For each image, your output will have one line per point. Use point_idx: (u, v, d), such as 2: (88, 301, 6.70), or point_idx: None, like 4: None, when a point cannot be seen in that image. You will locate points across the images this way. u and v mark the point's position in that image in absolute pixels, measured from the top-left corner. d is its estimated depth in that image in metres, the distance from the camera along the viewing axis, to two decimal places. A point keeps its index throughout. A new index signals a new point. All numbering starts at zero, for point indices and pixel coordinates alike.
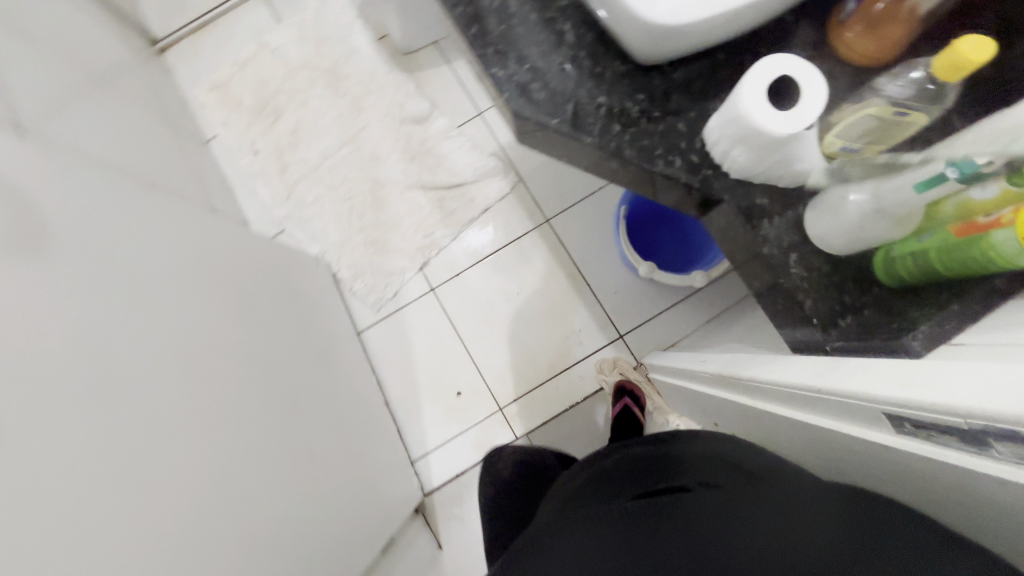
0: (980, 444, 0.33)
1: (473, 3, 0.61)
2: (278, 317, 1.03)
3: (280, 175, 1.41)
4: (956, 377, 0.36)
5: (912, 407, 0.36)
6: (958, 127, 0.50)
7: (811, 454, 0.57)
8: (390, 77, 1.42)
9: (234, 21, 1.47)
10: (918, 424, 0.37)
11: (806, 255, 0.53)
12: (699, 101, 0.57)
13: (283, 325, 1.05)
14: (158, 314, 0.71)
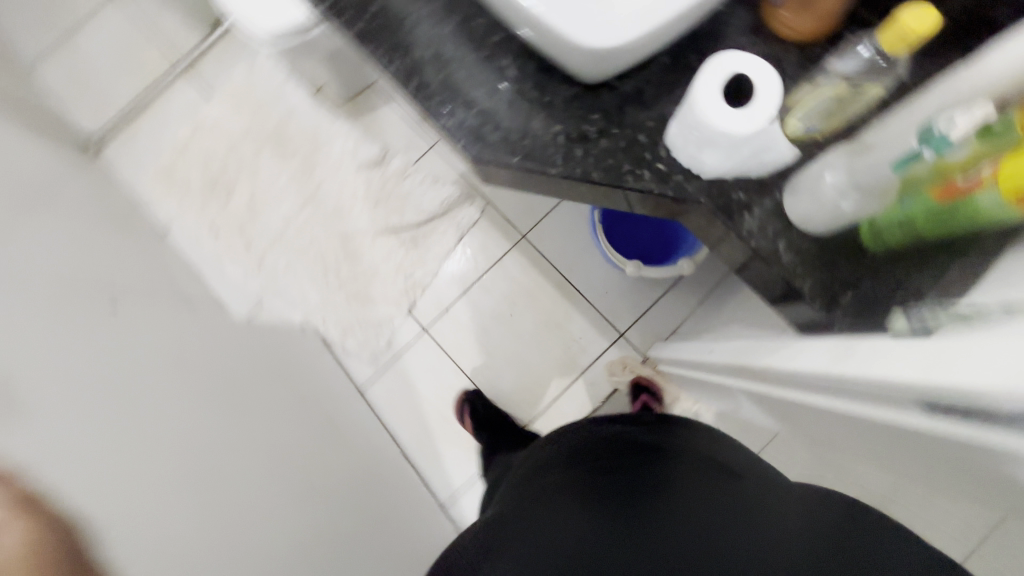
0: (1009, 421, 0.32)
1: (407, 57, 0.60)
2: (262, 387, 1.10)
3: (250, 250, 1.40)
4: (979, 354, 0.35)
5: (941, 389, 0.36)
6: (914, 84, 0.50)
7: (839, 431, 0.57)
8: (334, 128, 1.41)
9: (165, 106, 1.47)
10: (944, 406, 0.37)
11: (793, 239, 0.53)
12: (653, 108, 0.57)
13: (267, 391, 1.12)
14: (147, 417, 0.77)
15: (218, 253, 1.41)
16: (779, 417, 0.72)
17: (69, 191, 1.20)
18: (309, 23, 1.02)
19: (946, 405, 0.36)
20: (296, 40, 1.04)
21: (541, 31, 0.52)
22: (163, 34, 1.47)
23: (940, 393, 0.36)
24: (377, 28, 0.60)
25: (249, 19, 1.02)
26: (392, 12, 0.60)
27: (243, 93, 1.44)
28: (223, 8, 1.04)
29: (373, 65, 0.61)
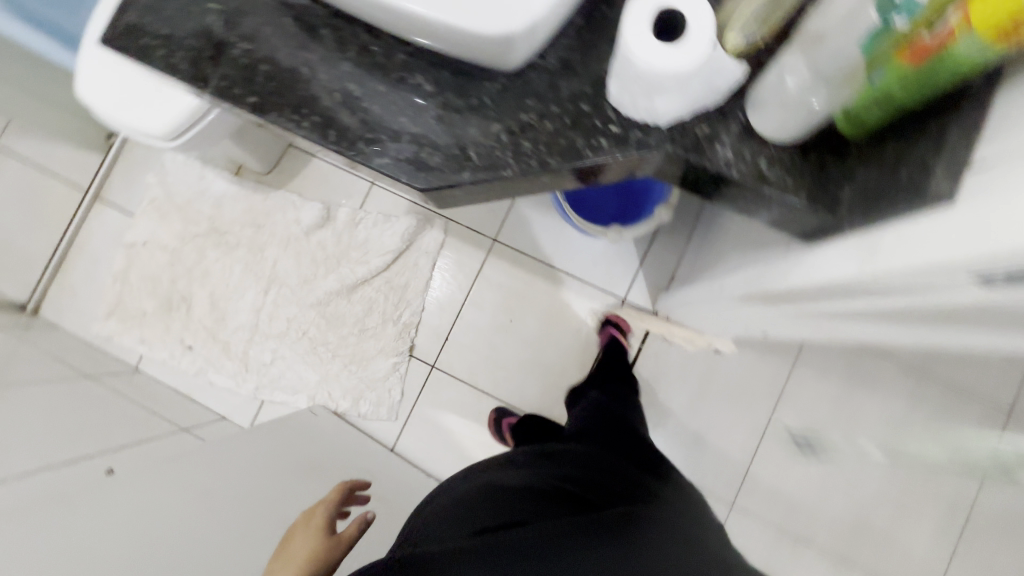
0: None
1: (315, 110, 0.55)
2: (274, 457, 1.04)
3: (231, 353, 1.33)
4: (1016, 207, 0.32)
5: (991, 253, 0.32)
6: None
7: (889, 327, 0.53)
8: (268, 202, 1.35)
9: (90, 241, 1.39)
10: (995, 272, 0.33)
11: (773, 154, 0.51)
12: (586, 73, 0.53)
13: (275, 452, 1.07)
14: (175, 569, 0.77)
15: (199, 368, 1.33)
16: (813, 332, 0.69)
17: (23, 362, 1.12)
18: (202, 109, 0.94)
19: (995, 267, 0.33)
20: (196, 129, 0.97)
21: (446, 35, 0.49)
22: (59, 171, 1.38)
23: (990, 257, 0.32)
24: (275, 91, 0.56)
25: (140, 124, 0.95)
26: (285, 70, 0.56)
27: (164, 200, 1.36)
28: (105, 121, 0.97)
29: (283, 129, 0.56)
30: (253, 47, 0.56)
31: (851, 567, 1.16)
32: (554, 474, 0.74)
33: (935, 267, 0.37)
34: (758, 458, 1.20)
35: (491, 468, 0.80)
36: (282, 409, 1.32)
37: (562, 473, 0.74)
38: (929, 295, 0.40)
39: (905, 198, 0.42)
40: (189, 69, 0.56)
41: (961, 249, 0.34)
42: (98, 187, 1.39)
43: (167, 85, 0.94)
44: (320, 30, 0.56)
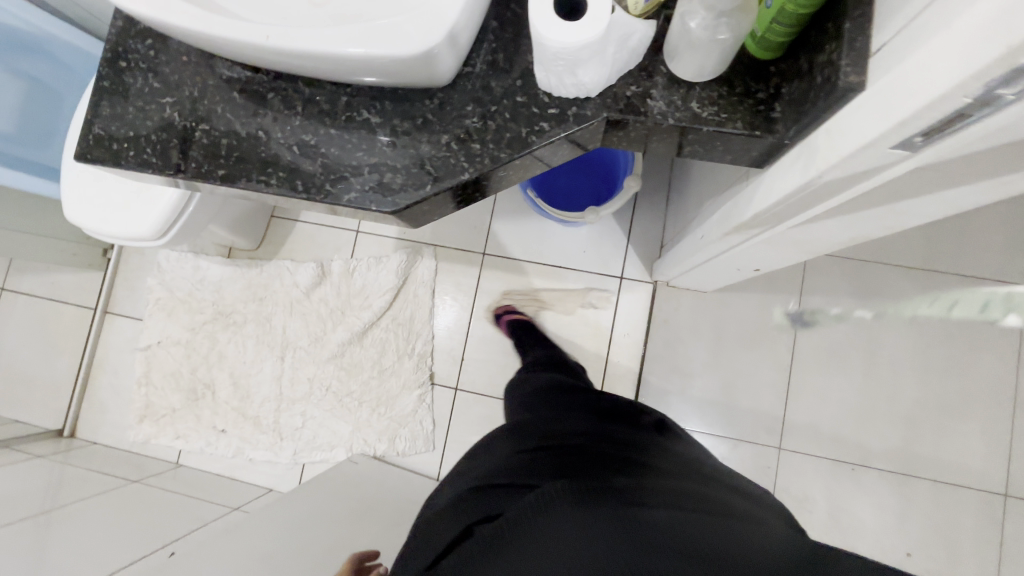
0: (963, 113, 0.31)
1: (281, 166, 0.59)
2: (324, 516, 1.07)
3: (263, 426, 1.36)
4: (918, 72, 0.33)
5: (910, 121, 0.33)
6: None
7: (861, 219, 0.55)
8: (264, 273, 1.40)
9: (108, 355, 1.44)
10: (927, 133, 0.34)
11: (701, 94, 0.54)
12: (513, 68, 0.57)
13: (324, 512, 1.08)
14: None
15: (237, 448, 1.36)
16: (800, 250, 0.71)
17: (70, 483, 1.16)
18: (183, 200, 1.00)
19: (925, 130, 0.34)
20: (181, 222, 1.02)
21: (379, 68, 0.53)
22: (67, 296, 1.44)
23: (913, 124, 0.34)
24: (239, 158, 0.60)
25: (129, 229, 1.00)
26: (244, 138, 0.60)
27: (168, 297, 1.41)
28: (99, 235, 1.03)
29: (254, 192, 0.60)
30: (211, 125, 0.61)
31: (916, 479, 1.14)
32: (523, 451, 0.69)
33: (873, 146, 0.38)
34: (793, 396, 1.20)
35: (460, 473, 0.75)
36: (323, 466, 1.34)
37: (541, 441, 0.70)
38: (870, 171, 0.42)
39: (824, 98, 0.45)
40: (159, 160, 0.61)
41: (887, 122, 0.36)
42: (105, 303, 1.45)
43: (151, 188, 1.00)
44: (266, 95, 0.61)
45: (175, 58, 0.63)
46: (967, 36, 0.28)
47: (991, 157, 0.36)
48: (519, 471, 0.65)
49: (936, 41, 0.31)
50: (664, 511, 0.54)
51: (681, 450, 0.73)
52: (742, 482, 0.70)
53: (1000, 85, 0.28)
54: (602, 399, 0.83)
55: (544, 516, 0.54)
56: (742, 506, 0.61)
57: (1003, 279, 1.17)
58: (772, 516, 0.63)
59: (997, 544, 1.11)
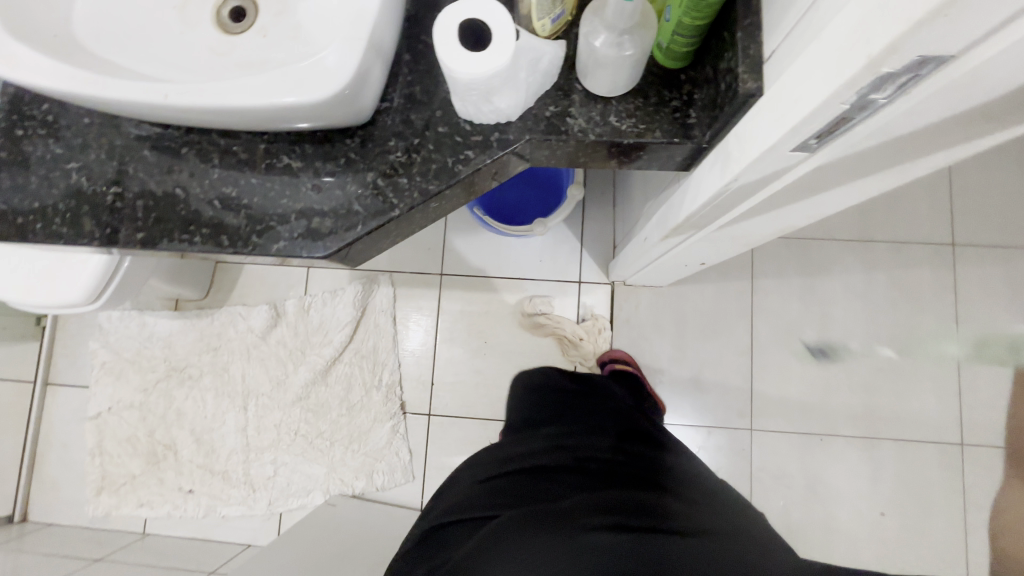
0: (846, 115, 0.33)
1: (203, 222, 0.57)
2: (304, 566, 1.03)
3: (233, 480, 1.30)
4: (803, 78, 0.34)
5: (806, 125, 0.34)
6: None
7: (784, 212, 0.57)
8: (216, 321, 1.34)
9: (56, 429, 1.36)
10: (821, 134, 0.35)
11: (618, 108, 0.54)
12: (431, 99, 0.57)
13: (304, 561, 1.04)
14: None
15: (207, 507, 1.30)
16: (737, 243, 0.73)
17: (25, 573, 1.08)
18: (114, 262, 0.95)
19: (820, 132, 0.35)
20: (115, 282, 0.97)
21: (292, 114, 0.52)
22: None
23: (809, 128, 0.35)
24: (157, 219, 0.57)
25: (58, 297, 0.94)
26: (160, 198, 0.58)
27: (114, 360, 1.34)
28: (29, 306, 0.97)
29: (178, 251, 0.58)
30: (124, 187, 0.58)
31: (881, 441, 1.19)
32: (490, 475, 0.72)
33: (778, 149, 0.39)
34: (758, 378, 1.23)
35: (439, 494, 0.78)
36: (302, 513, 1.29)
37: (506, 464, 0.73)
38: (783, 168, 0.43)
39: (729, 104, 0.46)
40: (69, 229, 0.57)
41: (784, 128, 0.37)
42: (45, 373, 1.36)
43: (70, 253, 0.94)
44: (180, 149, 0.59)
45: (76, 121, 0.60)
46: (838, 46, 0.29)
47: (881, 151, 0.38)
48: (480, 501, 0.67)
49: (814, 51, 0.32)
50: (605, 534, 0.56)
51: (648, 454, 0.74)
52: (707, 482, 0.71)
53: (871, 92, 0.29)
54: (574, 408, 0.84)
55: (488, 555, 0.57)
56: (699, 516, 0.62)
57: (933, 241, 1.24)
58: (732, 521, 0.64)
59: (961, 492, 1.16)
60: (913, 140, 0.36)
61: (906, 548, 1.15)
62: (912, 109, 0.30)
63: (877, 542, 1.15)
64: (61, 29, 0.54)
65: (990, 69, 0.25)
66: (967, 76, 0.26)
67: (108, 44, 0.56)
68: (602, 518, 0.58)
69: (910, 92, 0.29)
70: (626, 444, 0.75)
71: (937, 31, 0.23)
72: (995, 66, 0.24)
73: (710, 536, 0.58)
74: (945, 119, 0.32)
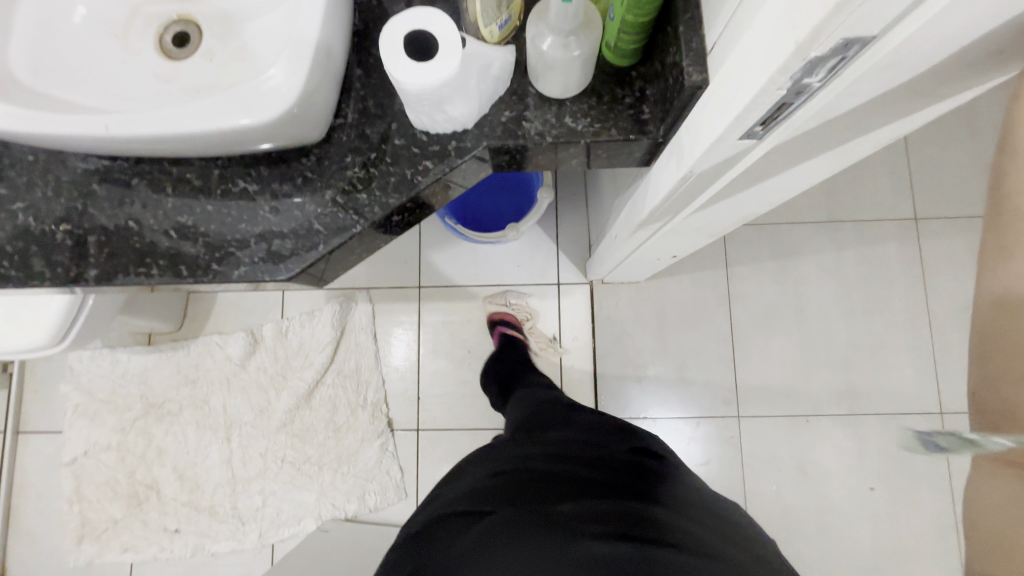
0: (790, 100, 0.33)
1: (160, 253, 0.55)
2: None
3: (220, 515, 1.27)
4: (743, 66, 0.34)
5: (748, 112, 0.35)
6: None
7: (743, 199, 0.58)
8: (192, 353, 1.31)
9: (30, 479, 1.31)
10: (765, 120, 0.36)
11: (572, 108, 0.55)
12: (385, 113, 0.56)
13: None
14: None
15: (196, 545, 1.26)
16: (704, 233, 0.74)
17: None
18: (78, 300, 0.92)
19: (766, 118, 0.35)
20: (79, 323, 0.93)
21: (242, 138, 0.51)
22: None
23: (753, 114, 0.35)
24: (112, 254, 0.56)
25: (21, 342, 0.91)
26: (113, 232, 0.56)
27: (87, 402, 1.30)
28: None
29: (136, 286, 0.56)
30: (75, 225, 0.56)
31: (865, 417, 1.21)
32: (493, 472, 0.70)
33: (727, 137, 0.40)
34: (740, 365, 1.24)
35: (440, 485, 0.76)
36: (294, 542, 1.26)
37: (508, 464, 0.70)
38: (737, 155, 0.44)
39: (678, 98, 0.46)
40: (20, 272, 0.55)
41: (732, 117, 0.37)
42: (15, 423, 1.31)
43: (33, 297, 0.92)
44: (131, 180, 0.57)
45: (20, 159, 0.58)
46: (768, 34, 0.30)
47: (826, 132, 0.39)
48: (478, 497, 0.66)
49: (749, 40, 0.33)
50: (603, 545, 0.56)
51: (650, 465, 0.73)
52: (705, 494, 0.70)
53: (804, 76, 0.30)
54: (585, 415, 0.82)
55: (481, 558, 0.57)
56: (701, 531, 0.61)
57: (897, 217, 1.27)
58: (734, 538, 0.62)
59: (946, 459, 1.18)
60: (853, 119, 0.36)
61: (895, 520, 1.17)
62: (851, 88, 0.30)
63: (867, 517, 1.17)
64: None
65: (913, 46, 0.25)
66: (892, 53, 0.26)
67: (46, 77, 0.54)
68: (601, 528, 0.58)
69: (840, 75, 0.29)
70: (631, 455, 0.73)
71: (855, 14, 0.24)
72: (914, 44, 0.25)
73: (706, 550, 0.57)
74: (880, 97, 0.32)
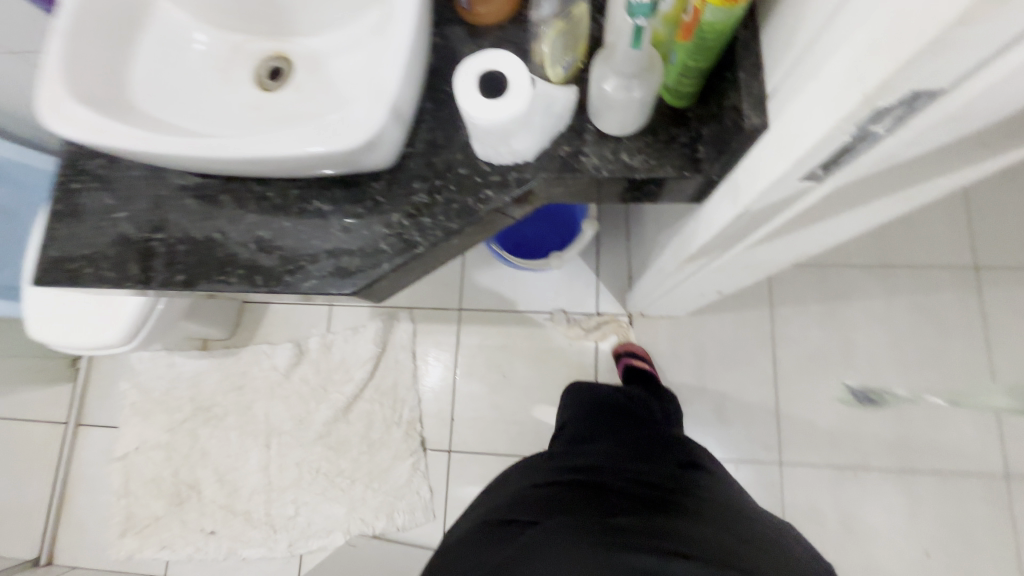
0: (859, 143, 0.34)
1: (238, 263, 0.60)
2: None
3: (254, 521, 1.30)
4: (807, 111, 0.36)
5: (811, 155, 0.36)
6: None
7: (796, 239, 0.59)
8: (242, 360, 1.38)
9: (84, 470, 1.38)
10: (828, 164, 0.37)
11: (629, 145, 0.57)
12: (451, 144, 0.60)
13: None
14: None
15: (228, 549, 1.29)
16: (754, 271, 0.74)
17: None
18: (149, 303, 0.99)
19: (829, 162, 0.36)
20: (149, 323, 1.01)
21: (324, 162, 0.55)
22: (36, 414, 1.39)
23: (816, 157, 0.36)
24: (197, 262, 0.61)
25: (97, 339, 0.98)
26: (200, 242, 0.62)
27: (143, 400, 1.37)
28: (64, 345, 1.00)
29: (215, 291, 0.61)
30: (167, 233, 0.62)
31: (918, 475, 1.14)
32: (540, 484, 0.71)
33: (788, 179, 0.41)
34: (783, 408, 1.20)
35: (486, 496, 0.77)
36: (322, 554, 1.28)
37: (556, 478, 0.71)
38: (795, 197, 0.45)
39: (736, 140, 0.48)
40: (116, 274, 0.61)
41: (794, 159, 0.38)
42: (78, 415, 1.40)
43: (110, 296, 0.99)
44: (219, 196, 0.63)
45: (127, 173, 0.65)
46: (836, 84, 0.31)
47: (889, 176, 0.39)
48: (528, 505, 0.67)
49: (816, 88, 0.34)
50: (654, 553, 0.54)
51: (699, 485, 0.71)
52: (757, 516, 0.67)
53: (871, 123, 0.31)
54: (631, 431, 0.82)
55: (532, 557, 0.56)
56: (754, 549, 0.58)
57: (954, 266, 1.23)
58: (789, 557, 0.60)
59: (1010, 528, 1.10)
60: (917, 166, 0.37)
61: None
62: (921, 135, 0.31)
63: None
64: (118, 92, 0.59)
65: (985, 99, 0.26)
66: (964, 106, 0.27)
67: (160, 103, 0.61)
68: (653, 539, 0.57)
69: (908, 123, 0.30)
70: (680, 475, 0.72)
71: (927, 67, 0.25)
72: (986, 97, 0.26)
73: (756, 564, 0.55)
74: (946, 146, 0.33)
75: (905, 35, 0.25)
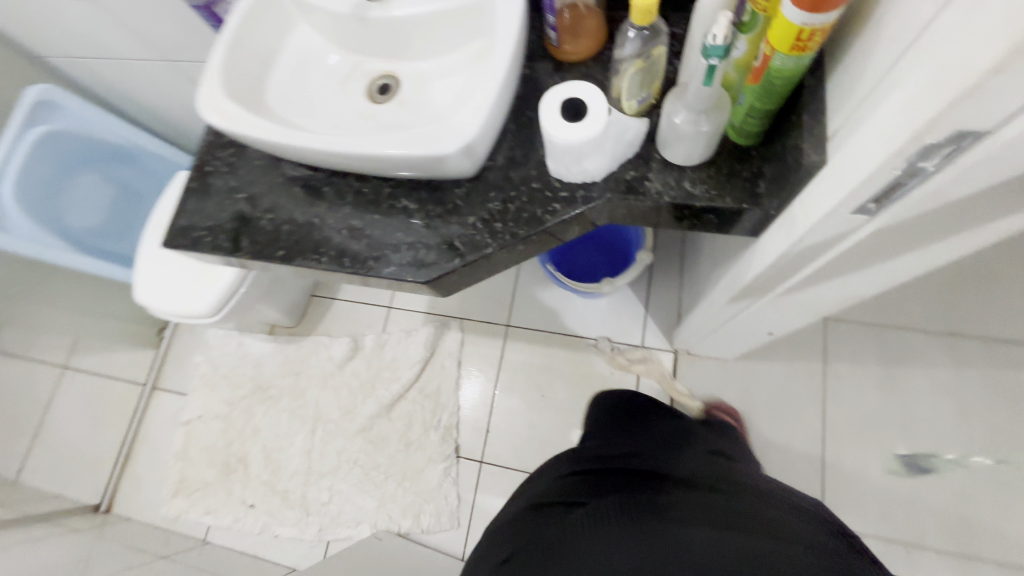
0: (911, 177, 0.37)
1: (331, 247, 0.69)
2: None
3: (291, 501, 1.36)
4: (862, 147, 0.40)
5: (864, 187, 0.40)
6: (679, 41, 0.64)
7: (851, 279, 0.60)
8: (302, 348, 1.49)
9: (151, 430, 1.51)
10: (879, 197, 0.40)
11: (692, 176, 0.62)
12: (528, 161, 0.67)
13: None
14: None
15: (263, 525, 1.36)
16: (806, 312, 0.75)
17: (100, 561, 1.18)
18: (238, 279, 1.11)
19: (880, 194, 0.40)
20: (234, 298, 1.13)
21: (417, 165, 0.64)
22: (120, 374, 1.55)
23: (868, 189, 0.40)
24: (297, 241, 0.70)
25: (190, 307, 1.11)
26: (301, 225, 0.71)
27: (211, 373, 1.50)
28: (161, 309, 1.13)
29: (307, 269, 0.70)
30: (276, 215, 0.72)
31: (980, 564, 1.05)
32: (575, 473, 0.73)
33: (842, 210, 0.44)
34: (829, 467, 1.15)
35: (521, 490, 0.79)
36: (347, 544, 1.32)
37: (590, 467, 0.73)
38: (849, 231, 0.47)
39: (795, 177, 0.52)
40: (230, 244, 0.72)
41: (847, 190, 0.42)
42: (155, 379, 1.55)
43: (207, 269, 1.12)
44: (323, 188, 0.73)
45: (250, 162, 0.76)
46: (889, 123, 0.35)
47: (942, 215, 0.42)
48: (566, 493, 0.69)
49: (871, 128, 0.38)
50: (694, 529, 0.56)
51: (730, 468, 0.72)
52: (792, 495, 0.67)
53: (920, 160, 0.35)
54: (659, 423, 0.83)
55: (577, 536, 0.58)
56: (788, 518, 0.60)
57: None
58: (822, 524, 0.61)
59: None
60: (968, 207, 0.40)
61: None
62: (969, 172, 0.34)
63: None
64: (257, 94, 0.70)
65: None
66: (1005, 147, 0.30)
67: (287, 106, 0.72)
68: (692, 518, 0.58)
69: (956, 161, 0.34)
70: (709, 460, 0.73)
71: (968, 109, 0.29)
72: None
73: (796, 541, 0.55)
74: (994, 188, 0.36)
75: (950, 81, 0.29)
